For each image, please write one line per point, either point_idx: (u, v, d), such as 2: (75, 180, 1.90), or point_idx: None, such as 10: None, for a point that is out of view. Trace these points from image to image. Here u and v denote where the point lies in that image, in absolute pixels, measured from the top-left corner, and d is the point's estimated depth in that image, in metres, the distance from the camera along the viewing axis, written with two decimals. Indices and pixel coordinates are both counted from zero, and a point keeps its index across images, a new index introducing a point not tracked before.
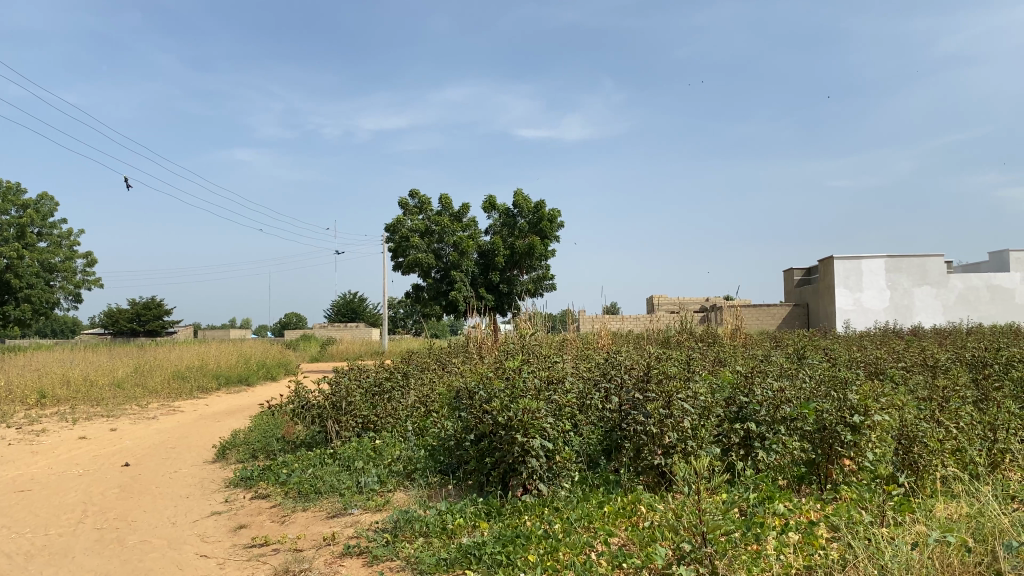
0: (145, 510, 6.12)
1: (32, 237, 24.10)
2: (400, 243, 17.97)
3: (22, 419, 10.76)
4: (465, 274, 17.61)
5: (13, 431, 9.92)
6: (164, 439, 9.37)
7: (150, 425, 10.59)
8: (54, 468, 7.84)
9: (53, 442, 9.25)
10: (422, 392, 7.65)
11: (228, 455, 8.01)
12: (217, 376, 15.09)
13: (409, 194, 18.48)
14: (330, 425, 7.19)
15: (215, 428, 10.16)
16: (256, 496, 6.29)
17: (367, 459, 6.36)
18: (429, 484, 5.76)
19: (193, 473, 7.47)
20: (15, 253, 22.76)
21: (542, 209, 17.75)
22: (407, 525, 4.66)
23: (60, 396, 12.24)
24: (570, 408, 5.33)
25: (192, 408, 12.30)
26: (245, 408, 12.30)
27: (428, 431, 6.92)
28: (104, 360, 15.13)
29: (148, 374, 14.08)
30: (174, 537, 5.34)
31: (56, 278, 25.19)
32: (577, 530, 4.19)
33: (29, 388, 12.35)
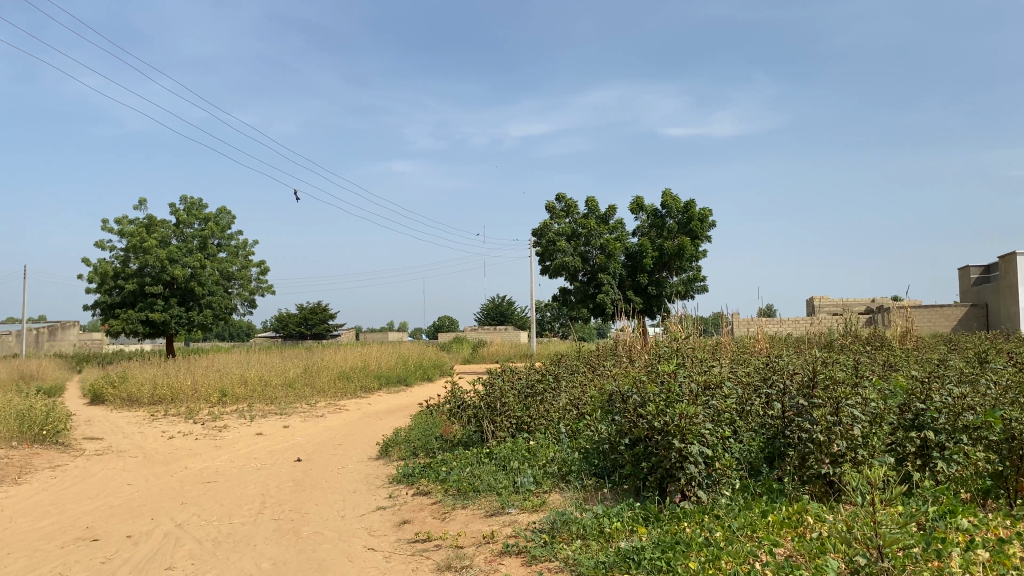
0: (317, 504, 6.48)
1: (213, 249, 24.95)
2: (548, 247, 18.18)
3: (207, 415, 11.75)
4: (613, 276, 17.53)
5: (200, 427, 10.83)
6: (330, 436, 9.91)
7: (318, 422, 11.26)
8: (236, 461, 8.48)
9: (234, 437, 10.02)
10: (574, 395, 7.65)
11: (390, 452, 8.36)
12: (378, 377, 15.80)
13: (555, 198, 18.64)
14: (486, 425, 7.38)
15: (376, 427, 10.66)
16: (418, 493, 6.53)
17: (522, 459, 6.46)
18: (585, 487, 5.75)
19: (360, 468, 7.87)
20: (197, 263, 23.65)
21: (693, 208, 17.27)
22: (564, 526, 4.69)
23: (238, 395, 13.21)
24: (729, 414, 5.16)
25: (356, 407, 12.94)
26: (405, 408, 12.79)
27: (582, 433, 6.87)
28: (277, 362, 16.19)
29: (316, 374, 14.96)
30: (344, 530, 5.63)
31: (234, 286, 26.29)
32: (739, 539, 4.07)
33: (213, 388, 13.44)
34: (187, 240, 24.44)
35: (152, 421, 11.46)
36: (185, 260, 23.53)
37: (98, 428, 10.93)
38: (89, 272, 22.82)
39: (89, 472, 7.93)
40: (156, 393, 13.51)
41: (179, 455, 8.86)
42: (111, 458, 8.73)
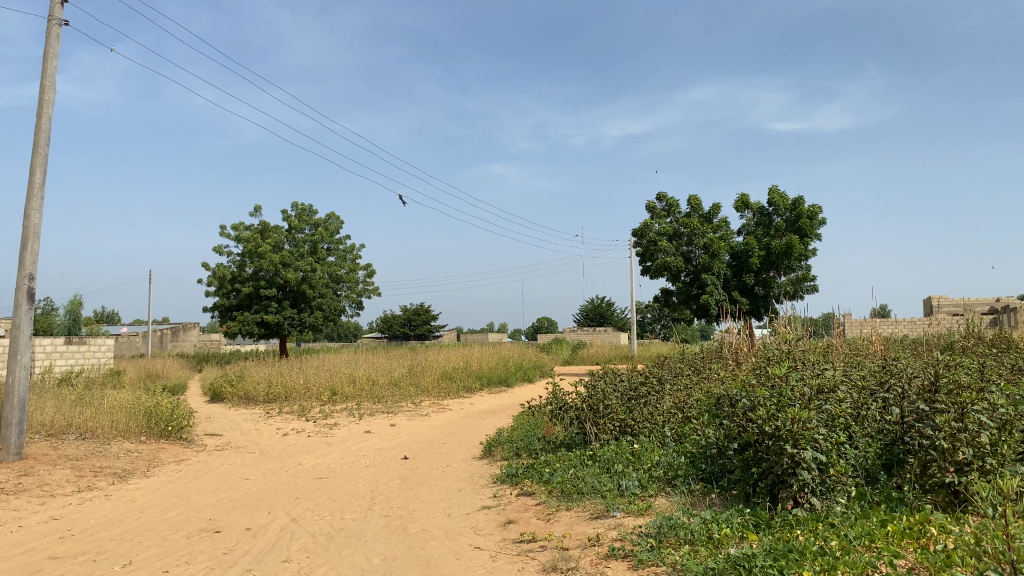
0: (424, 501, 6.61)
1: (322, 253, 25.77)
2: (649, 247, 17.99)
3: (318, 413, 12.16)
4: (717, 276, 17.16)
5: (312, 424, 11.22)
6: (435, 435, 10.09)
7: (423, 421, 11.49)
8: (346, 458, 8.75)
9: (344, 434, 10.34)
10: (679, 398, 7.52)
11: (494, 452, 8.44)
12: (480, 377, 15.98)
13: (657, 197, 18.42)
14: (589, 427, 7.38)
15: (480, 426, 10.80)
16: (523, 493, 6.57)
17: (626, 462, 6.40)
18: (692, 492, 5.65)
19: (464, 467, 7.98)
20: (308, 267, 24.48)
21: (801, 206, 16.75)
22: (671, 531, 4.63)
23: (347, 394, 13.62)
24: (844, 419, 4.98)
25: (459, 407, 13.13)
26: (507, 408, 12.89)
27: (689, 437, 6.75)
28: (384, 362, 16.60)
29: (420, 374, 15.25)
30: (451, 528, 5.72)
31: (342, 288, 26.83)
32: (857, 548, 3.92)
33: (323, 387, 13.91)
34: (298, 244, 25.37)
35: (267, 419, 11.95)
36: (296, 264, 24.41)
37: (218, 424, 11.48)
38: (208, 276, 23.97)
39: (210, 466, 8.34)
40: (270, 391, 14.09)
41: (293, 451, 9.21)
42: (230, 453, 9.16)
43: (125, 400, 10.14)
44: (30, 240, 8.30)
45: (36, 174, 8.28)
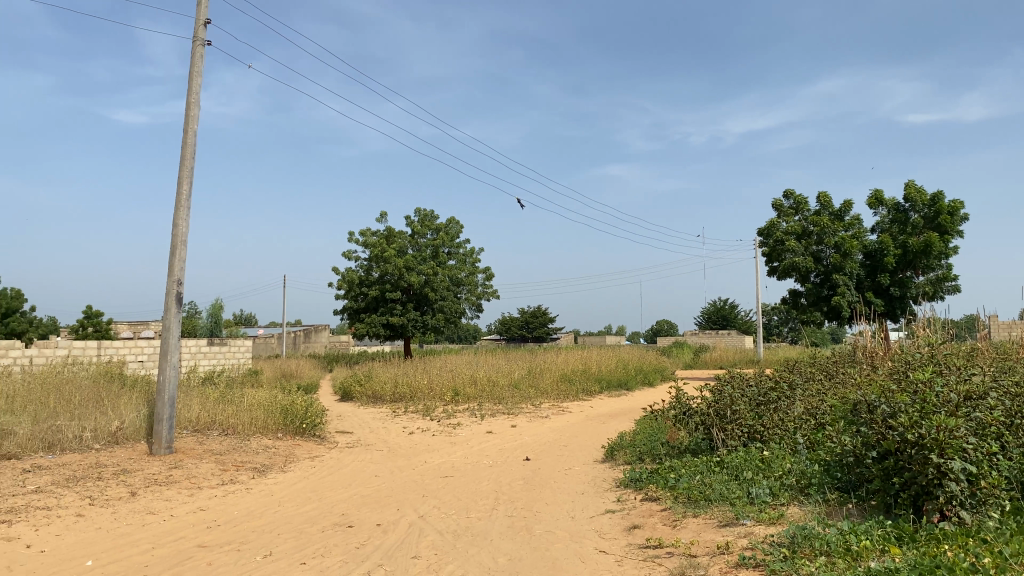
0: (548, 503, 6.64)
1: (444, 257, 26.33)
2: (775, 247, 17.43)
3: (442, 413, 12.43)
4: (850, 277, 16.42)
5: (436, 424, 11.48)
6: (557, 437, 10.11)
7: (544, 423, 11.54)
8: (470, 458, 8.90)
9: (467, 434, 10.52)
10: (811, 404, 7.24)
11: (616, 456, 8.38)
12: (600, 380, 15.90)
13: (784, 195, 17.82)
14: (716, 433, 7.21)
15: (601, 429, 10.74)
16: (647, 498, 6.49)
17: (755, 469, 6.21)
18: (827, 502, 5.42)
19: (587, 470, 7.96)
20: (430, 270, 25.05)
21: (942, 201, 15.78)
22: (805, 541, 4.45)
23: (469, 395, 13.85)
24: (996, 428, 4.65)
25: (579, 409, 13.11)
26: (628, 411, 12.77)
27: (822, 444, 6.48)
28: (504, 363, 16.78)
29: (540, 376, 15.33)
30: (575, 531, 5.71)
31: (462, 291, 27.31)
32: (1012, 567, 3.65)
33: (446, 387, 14.19)
34: (420, 248, 26.03)
35: (393, 418, 12.32)
36: (419, 267, 25.03)
37: (348, 422, 11.92)
38: (337, 280, 25.05)
39: (341, 463, 8.67)
40: (396, 391, 14.52)
41: (419, 450, 9.45)
42: (359, 451, 9.49)
43: (263, 398, 10.68)
44: (179, 247, 8.87)
45: (183, 186, 8.85)
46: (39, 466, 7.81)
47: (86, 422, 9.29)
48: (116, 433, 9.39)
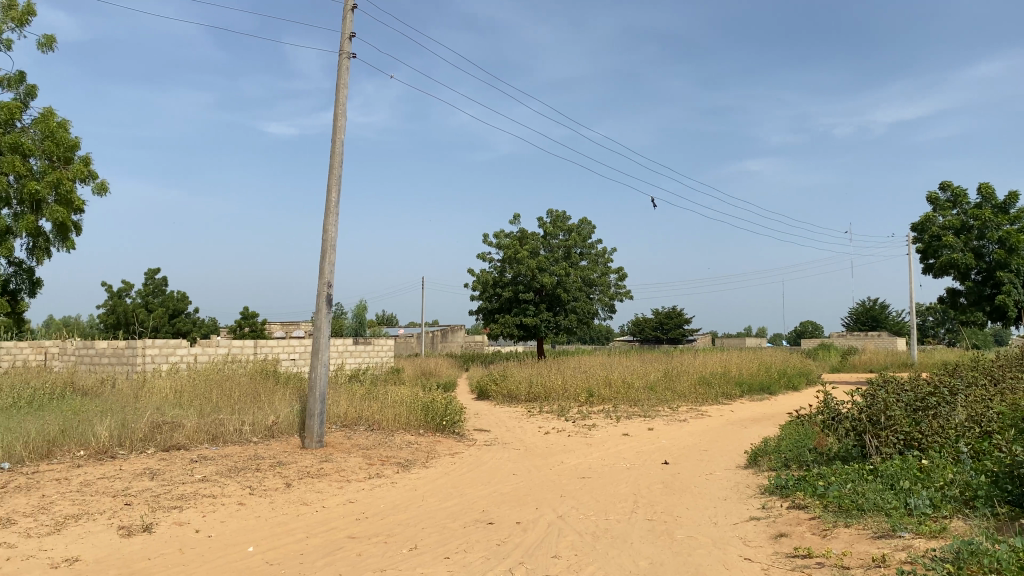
0: (689, 508, 6.51)
1: (576, 258, 26.31)
2: (931, 243, 16.38)
3: (577, 414, 12.45)
4: (1017, 274, 15.20)
5: (572, 424, 11.50)
6: (696, 441, 9.90)
7: (682, 426, 11.32)
8: (607, 459, 8.86)
9: (603, 436, 10.47)
10: (976, 411, 6.74)
11: (760, 462, 8.11)
12: (739, 384, 15.44)
13: (940, 187, 16.71)
14: (869, 440, 6.84)
15: (742, 434, 10.43)
16: (794, 506, 6.25)
17: (914, 479, 5.85)
18: (997, 516, 5.02)
19: (728, 476, 7.75)
20: (562, 271, 25.07)
21: None
22: (972, 558, 4.14)
23: (605, 396, 13.79)
24: None
25: (718, 413, 12.78)
26: (771, 416, 12.34)
27: (989, 454, 6.02)
28: (639, 365, 16.58)
29: (677, 379, 15.06)
30: (718, 537, 5.57)
31: (594, 292, 27.15)
32: None
33: (581, 388, 14.17)
34: (552, 249, 26.15)
35: (529, 418, 12.44)
36: (551, 268, 25.11)
37: (486, 421, 12.14)
38: (473, 281, 25.62)
39: (481, 461, 8.83)
40: (531, 391, 14.66)
41: (556, 450, 9.49)
42: (498, 449, 9.64)
43: (406, 396, 11.03)
44: (328, 251, 9.31)
45: (333, 193, 9.28)
46: (205, 456, 8.40)
47: (245, 416, 9.91)
48: (272, 427, 9.97)
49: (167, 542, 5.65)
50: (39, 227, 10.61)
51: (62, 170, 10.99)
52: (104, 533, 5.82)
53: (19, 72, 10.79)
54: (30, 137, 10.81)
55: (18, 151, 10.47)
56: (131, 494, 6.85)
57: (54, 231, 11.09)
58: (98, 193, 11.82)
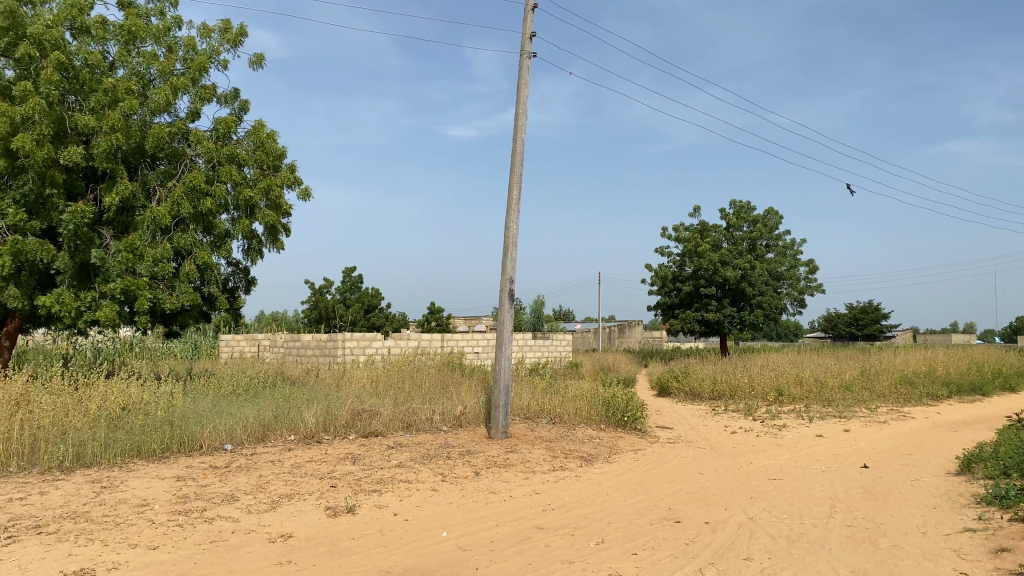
0: (893, 515, 6.09)
1: (762, 250, 25.27)
2: None
3: (765, 413, 11.98)
4: None
5: (760, 424, 11.08)
6: (900, 445, 9.22)
7: (882, 428, 10.60)
8: (799, 461, 8.46)
9: (795, 437, 10.01)
10: None
11: (974, 469, 7.44)
12: (948, 384, 14.22)
13: None
14: None
15: (952, 438, 9.61)
16: (1018, 519, 5.67)
17: None
18: None
19: (938, 483, 7.17)
20: (747, 264, 24.14)
21: None
22: None
23: (795, 395, 13.16)
24: None
25: (924, 415, 11.84)
26: (986, 420, 11.27)
27: None
28: (833, 363, 15.68)
29: (876, 378, 14.12)
30: (928, 548, 5.17)
31: (782, 286, 25.97)
32: None
33: (769, 387, 13.60)
34: (737, 241, 25.26)
35: (714, 416, 12.11)
36: (736, 261, 24.25)
37: (669, 418, 11.95)
38: (652, 276, 25.38)
39: (665, 458, 8.71)
40: (715, 388, 14.27)
41: (743, 450, 9.18)
42: (682, 447, 9.46)
43: (587, 390, 11.08)
44: (511, 248, 9.51)
45: (514, 191, 9.46)
46: (399, 443, 8.86)
47: (435, 406, 10.35)
48: (460, 417, 10.34)
49: (369, 524, 6.01)
50: (253, 230, 11.58)
51: (271, 178, 11.98)
52: (313, 513, 6.28)
53: (235, 90, 11.82)
54: (245, 148, 11.84)
55: (234, 161, 11.50)
56: (335, 477, 7.36)
57: (266, 233, 12.07)
58: (302, 198, 12.74)
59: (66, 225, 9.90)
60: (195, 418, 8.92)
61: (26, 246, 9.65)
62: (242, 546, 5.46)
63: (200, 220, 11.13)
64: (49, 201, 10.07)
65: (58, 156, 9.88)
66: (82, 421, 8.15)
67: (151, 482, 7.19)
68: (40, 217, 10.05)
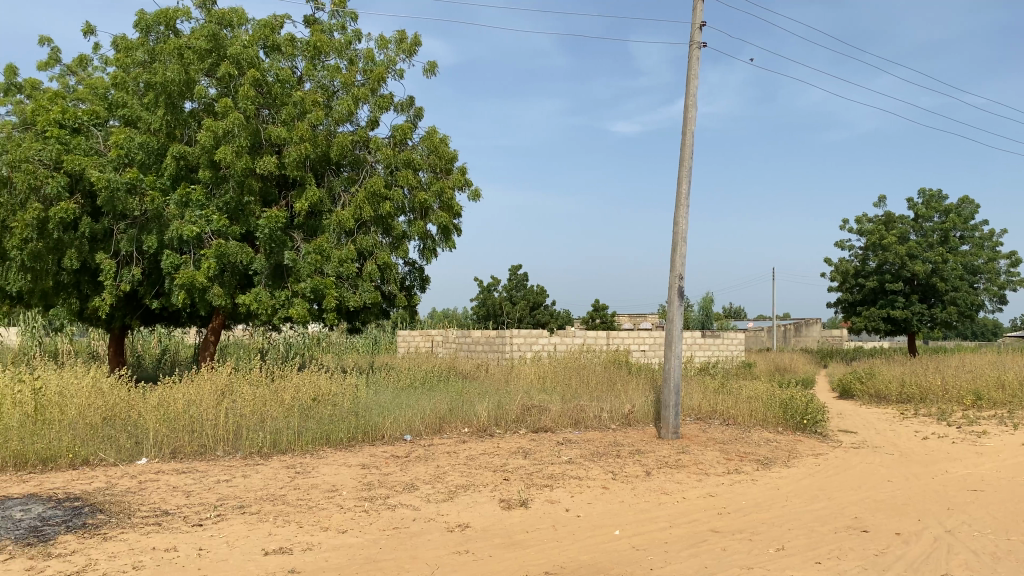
0: None
1: (956, 242, 23.36)
2: None
3: (962, 419, 11.07)
4: None
5: (957, 430, 10.26)
6: None
7: None
8: (1004, 472, 7.76)
9: (997, 445, 9.18)
10: None
11: None
12: None
13: None
14: None
15: None
16: None
17: None
18: None
19: None
20: (938, 257, 22.38)
21: None
22: None
23: (997, 400, 12.07)
24: None
25: None
26: None
27: None
28: None
29: None
30: None
31: (979, 281, 23.91)
32: None
33: (966, 390, 12.55)
34: (926, 233, 23.50)
35: (903, 420, 11.34)
36: (925, 255, 22.56)
37: (851, 421, 11.31)
38: (831, 272, 24.10)
39: (849, 464, 8.25)
40: (903, 391, 13.35)
41: (938, 458, 8.53)
42: (868, 453, 8.92)
43: (762, 390, 10.69)
44: (680, 244, 9.35)
45: (683, 185, 9.29)
46: (570, 440, 8.93)
47: (605, 404, 10.36)
48: (629, 415, 10.28)
49: (542, 518, 6.11)
50: (428, 231, 12.06)
51: (444, 180, 12.42)
52: (489, 505, 6.46)
53: (409, 97, 12.36)
54: (420, 153, 12.35)
55: (410, 166, 12.02)
56: (508, 471, 7.53)
57: (439, 234, 12.52)
58: (473, 199, 13.13)
59: (262, 230, 10.73)
60: (377, 410, 9.41)
61: (229, 249, 10.54)
62: (423, 534, 5.70)
63: (380, 222, 11.73)
64: (247, 208, 10.93)
65: (255, 166, 10.73)
66: (279, 410, 8.81)
67: (339, 469, 7.67)
68: (239, 223, 10.92)
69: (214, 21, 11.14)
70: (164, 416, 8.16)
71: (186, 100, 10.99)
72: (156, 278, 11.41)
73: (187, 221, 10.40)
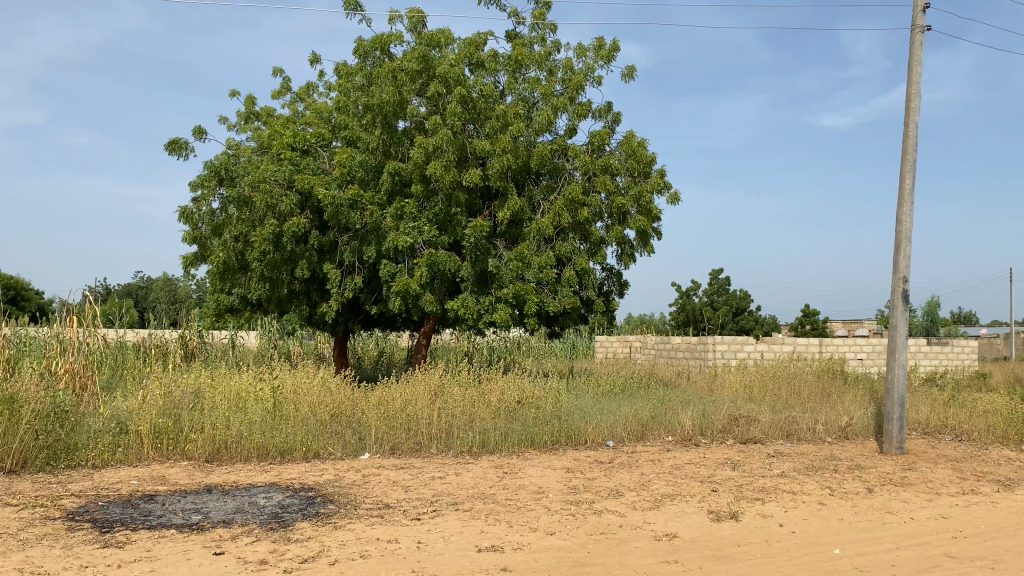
0: None
1: None
2: None
3: None
4: None
5: None
6: None
7: None
8: None
9: None
10: None
11: None
12: None
13: None
14: None
15: None
16: None
17: None
18: None
19: None
20: None
21: None
22: None
23: None
24: None
25: None
26: None
27: None
28: None
29: None
30: None
31: None
32: None
33: None
34: None
35: None
36: None
37: None
38: None
39: None
40: None
41: None
42: None
43: (1001, 403, 9.70)
44: (903, 244, 8.71)
45: (906, 180, 8.65)
46: (781, 452, 8.58)
47: (818, 416, 9.85)
48: (846, 428, 9.69)
49: (754, 532, 5.92)
50: (626, 236, 12.05)
51: (642, 184, 12.37)
52: (697, 515, 6.35)
53: (608, 104, 12.43)
54: (618, 158, 12.39)
55: (609, 172, 12.07)
56: (716, 481, 7.36)
57: (637, 239, 12.48)
58: (672, 202, 12.97)
59: (469, 238, 11.19)
60: (580, 415, 9.53)
61: (439, 258, 11.08)
62: (630, 541, 5.70)
63: (578, 228, 11.89)
64: (455, 218, 11.44)
65: (462, 178, 11.23)
66: (487, 411, 9.16)
67: (545, 472, 7.84)
68: (448, 232, 11.47)
69: (424, 43, 11.78)
70: (385, 414, 8.74)
71: (400, 120, 11.72)
72: (376, 285, 12.23)
73: (402, 232, 11.07)
